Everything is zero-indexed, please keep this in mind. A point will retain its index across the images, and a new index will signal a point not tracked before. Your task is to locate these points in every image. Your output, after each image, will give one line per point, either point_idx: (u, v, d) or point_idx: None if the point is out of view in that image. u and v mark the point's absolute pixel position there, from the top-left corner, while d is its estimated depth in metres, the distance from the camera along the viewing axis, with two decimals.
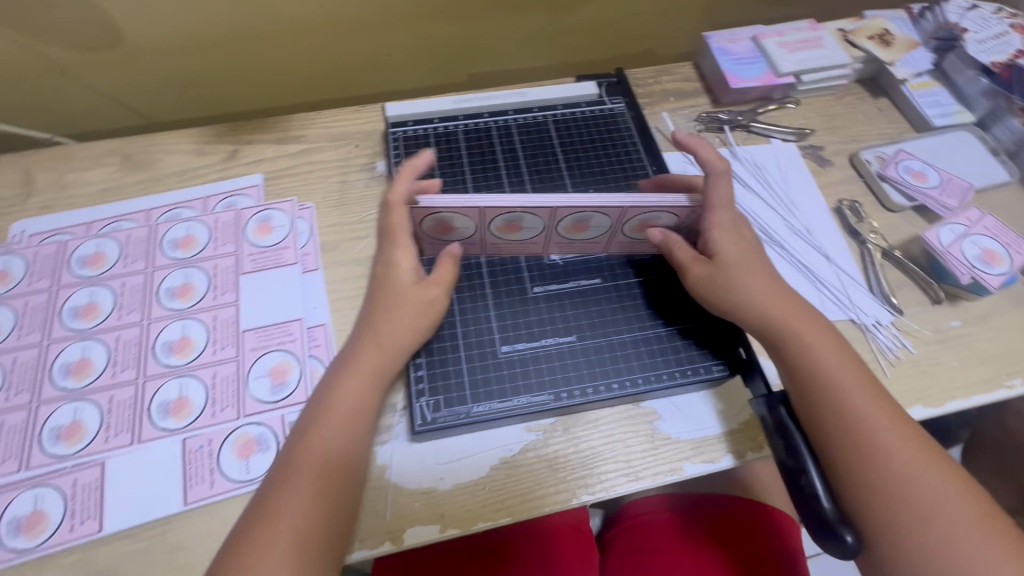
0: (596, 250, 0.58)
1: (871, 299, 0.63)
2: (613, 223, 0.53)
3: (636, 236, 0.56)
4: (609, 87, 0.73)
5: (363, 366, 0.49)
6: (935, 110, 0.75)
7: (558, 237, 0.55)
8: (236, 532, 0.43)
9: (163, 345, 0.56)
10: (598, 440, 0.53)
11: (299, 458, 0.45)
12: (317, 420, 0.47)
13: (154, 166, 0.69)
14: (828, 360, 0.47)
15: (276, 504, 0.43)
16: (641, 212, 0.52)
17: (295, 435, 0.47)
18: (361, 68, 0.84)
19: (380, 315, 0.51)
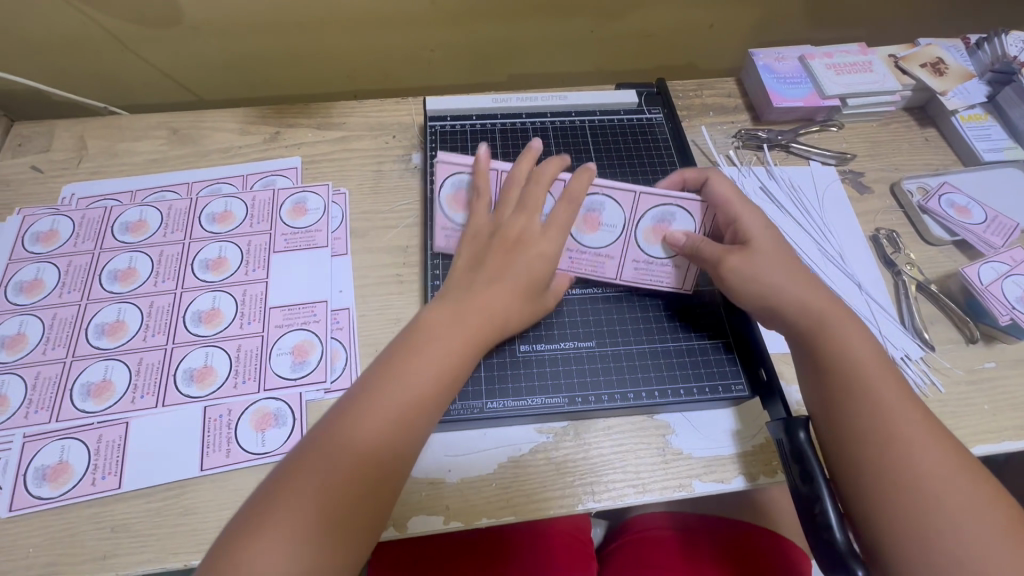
0: (608, 266, 0.56)
1: (901, 332, 0.61)
2: (625, 220, 0.55)
3: (651, 249, 0.55)
4: (649, 97, 0.73)
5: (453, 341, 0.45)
6: (986, 144, 0.73)
7: (568, 239, 0.55)
8: (265, 491, 0.39)
9: (193, 314, 0.58)
10: (608, 448, 0.53)
11: (369, 413, 0.41)
12: (395, 378, 0.43)
13: (200, 142, 0.71)
14: (864, 368, 0.45)
15: (323, 471, 0.39)
16: (654, 206, 0.54)
17: (366, 387, 0.43)
18: (405, 62, 0.85)
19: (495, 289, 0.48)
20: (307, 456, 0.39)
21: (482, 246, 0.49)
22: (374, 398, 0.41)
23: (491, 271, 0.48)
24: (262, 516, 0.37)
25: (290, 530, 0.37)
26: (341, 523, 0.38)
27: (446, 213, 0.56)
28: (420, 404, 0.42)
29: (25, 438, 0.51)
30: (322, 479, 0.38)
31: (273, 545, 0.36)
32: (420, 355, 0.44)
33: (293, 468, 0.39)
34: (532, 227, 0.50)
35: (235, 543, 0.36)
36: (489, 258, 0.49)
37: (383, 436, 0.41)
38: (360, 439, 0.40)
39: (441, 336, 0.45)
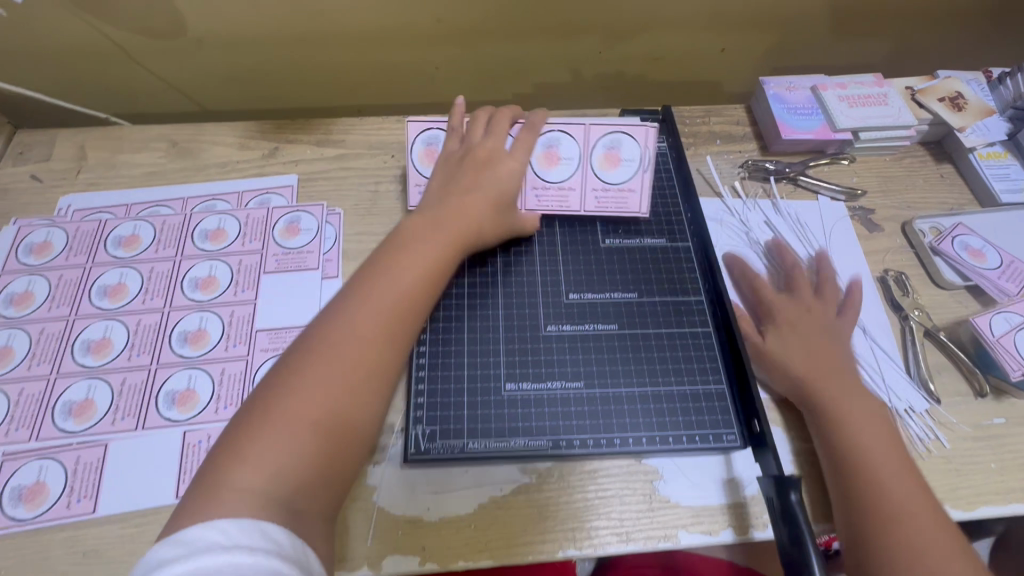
0: (572, 197, 0.62)
1: (906, 381, 0.59)
2: (579, 151, 0.61)
3: (607, 175, 0.62)
4: (653, 124, 0.71)
5: (420, 264, 0.48)
6: (1004, 184, 0.70)
7: (534, 176, 0.61)
8: (250, 405, 0.40)
9: (180, 334, 0.57)
10: (592, 493, 0.51)
11: (365, 296, 0.45)
12: (385, 272, 0.47)
13: (198, 155, 0.71)
14: (868, 442, 0.50)
15: (300, 384, 0.41)
16: (601, 135, 0.61)
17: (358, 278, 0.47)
18: (409, 78, 0.84)
19: (460, 213, 0.53)
20: (286, 377, 0.41)
21: (454, 166, 0.57)
22: (345, 317, 0.44)
23: (464, 184, 0.55)
24: (244, 433, 0.39)
25: (301, 409, 0.40)
26: (324, 435, 0.40)
27: (417, 167, 0.63)
28: (392, 319, 0.45)
29: (4, 456, 0.51)
30: (302, 391, 0.40)
31: (257, 458, 0.38)
32: (389, 278, 0.47)
33: (271, 385, 0.41)
34: (498, 152, 0.58)
35: (219, 461, 0.38)
36: (461, 174, 0.56)
37: (357, 348, 0.43)
38: (334, 352, 0.42)
39: (409, 261, 0.48)
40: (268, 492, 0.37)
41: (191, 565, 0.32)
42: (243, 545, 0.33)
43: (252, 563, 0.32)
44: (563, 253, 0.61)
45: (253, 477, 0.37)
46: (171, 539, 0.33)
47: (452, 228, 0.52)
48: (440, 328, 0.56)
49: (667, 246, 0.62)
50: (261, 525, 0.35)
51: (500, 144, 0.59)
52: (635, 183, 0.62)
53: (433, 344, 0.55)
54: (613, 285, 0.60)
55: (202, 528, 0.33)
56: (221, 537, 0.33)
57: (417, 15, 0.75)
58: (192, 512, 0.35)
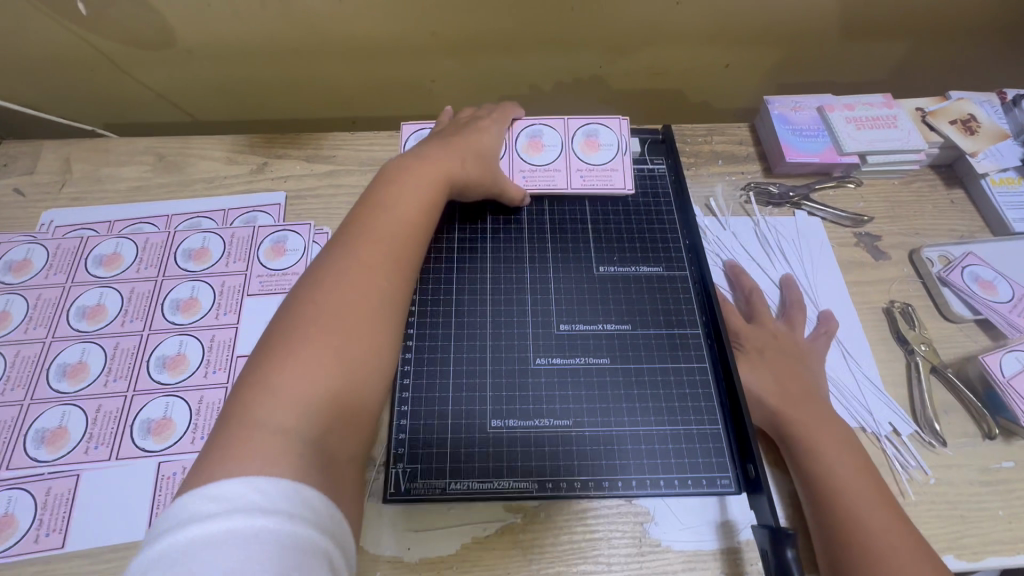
0: (558, 176, 0.64)
1: (889, 406, 0.57)
2: (562, 140, 0.66)
3: (590, 158, 0.65)
4: (653, 145, 0.69)
5: (417, 199, 0.49)
6: (1017, 213, 0.68)
7: (520, 161, 0.64)
8: (257, 351, 0.38)
9: (158, 359, 0.56)
10: (578, 534, 0.49)
11: (369, 225, 0.46)
12: (384, 205, 0.47)
13: (185, 170, 0.69)
14: (840, 471, 0.48)
15: (313, 317, 0.39)
16: (580, 126, 0.66)
17: (358, 213, 0.47)
18: (404, 91, 0.82)
19: (451, 159, 0.54)
20: (297, 313, 0.40)
21: (442, 131, 0.59)
22: (346, 251, 0.44)
23: (446, 136, 0.58)
24: (262, 370, 0.36)
25: (316, 343, 0.38)
26: (347, 365, 0.38)
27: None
28: (394, 250, 0.45)
29: None
30: (317, 322, 0.39)
31: (285, 392, 0.35)
32: (387, 214, 0.47)
33: (282, 324, 0.39)
34: (480, 123, 0.62)
35: (238, 405, 0.35)
36: (449, 133, 0.59)
37: (364, 276, 0.42)
38: (342, 282, 0.41)
39: (406, 198, 0.49)
40: (303, 430, 0.34)
41: (228, 525, 0.27)
42: (281, 510, 0.29)
43: (292, 532, 0.28)
44: (555, 278, 0.60)
45: (283, 416, 0.34)
46: (203, 491, 0.29)
47: (446, 170, 0.53)
48: (426, 353, 0.55)
49: (664, 275, 0.60)
50: (298, 485, 0.31)
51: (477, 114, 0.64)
52: (616, 165, 0.65)
53: (417, 376, 0.53)
54: (606, 316, 0.58)
55: (238, 484, 0.29)
56: (255, 496, 0.29)
57: (412, 28, 0.73)
58: (212, 465, 0.31)
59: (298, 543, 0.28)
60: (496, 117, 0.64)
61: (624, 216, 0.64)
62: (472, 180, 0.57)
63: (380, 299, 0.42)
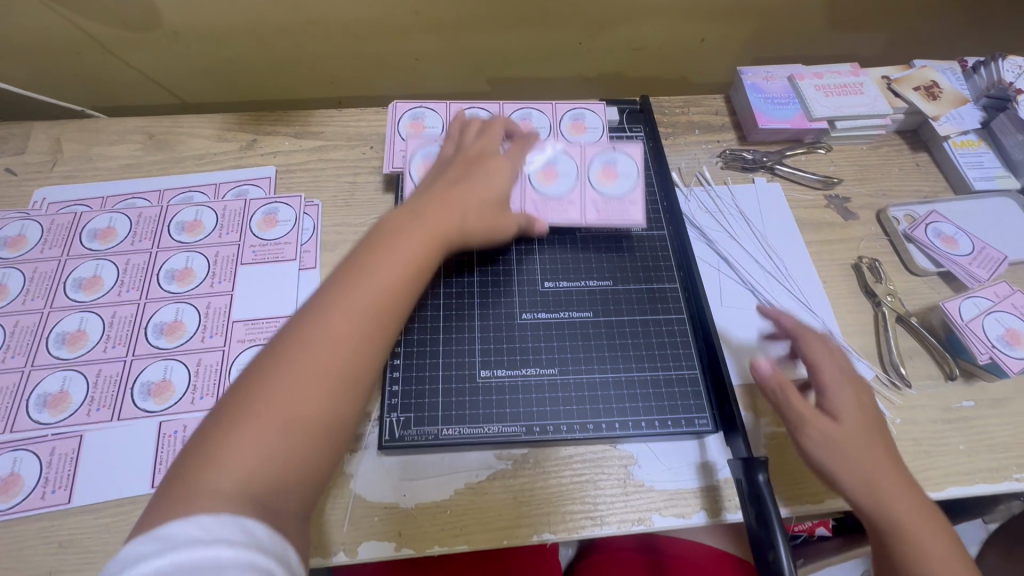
0: (573, 210, 0.61)
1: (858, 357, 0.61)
2: (578, 169, 0.63)
3: (606, 189, 0.62)
4: (631, 114, 0.72)
5: (409, 266, 0.43)
6: (977, 172, 0.71)
7: (531, 190, 0.61)
8: (225, 402, 0.37)
9: (155, 325, 0.57)
10: (567, 478, 0.52)
11: (361, 278, 0.41)
12: (377, 255, 0.43)
13: (175, 147, 0.70)
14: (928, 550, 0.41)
15: (276, 384, 0.37)
16: (598, 153, 0.63)
17: (354, 259, 0.43)
18: (390, 70, 0.84)
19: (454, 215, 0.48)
20: (269, 370, 0.37)
21: (449, 162, 0.55)
22: (322, 322, 0.39)
23: (454, 175, 0.52)
24: (222, 428, 0.35)
25: (273, 408, 0.36)
26: (301, 432, 0.36)
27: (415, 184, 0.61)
28: (377, 311, 0.41)
29: None
30: (279, 387, 0.37)
31: (235, 457, 0.34)
32: (380, 267, 0.42)
33: (251, 377, 0.37)
34: (493, 151, 0.56)
35: (193, 460, 0.35)
36: (454, 167, 0.54)
37: (338, 342, 0.39)
38: (310, 356, 0.38)
39: (397, 259, 0.43)
40: (241, 495, 0.33)
41: (170, 559, 0.29)
42: (221, 542, 0.30)
43: (232, 556, 0.30)
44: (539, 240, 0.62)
45: (230, 480, 0.34)
46: (149, 533, 0.31)
47: (446, 231, 0.47)
48: (415, 347, 0.55)
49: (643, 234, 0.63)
50: (242, 519, 0.32)
51: (491, 144, 0.57)
52: (634, 196, 0.62)
53: (408, 334, 0.56)
54: (588, 273, 0.60)
55: (182, 523, 0.31)
56: (198, 531, 0.31)
57: (394, 7, 0.74)
58: (161, 510, 0.32)
59: (239, 563, 0.30)
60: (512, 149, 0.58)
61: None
62: (479, 229, 0.51)
63: (346, 376, 0.38)
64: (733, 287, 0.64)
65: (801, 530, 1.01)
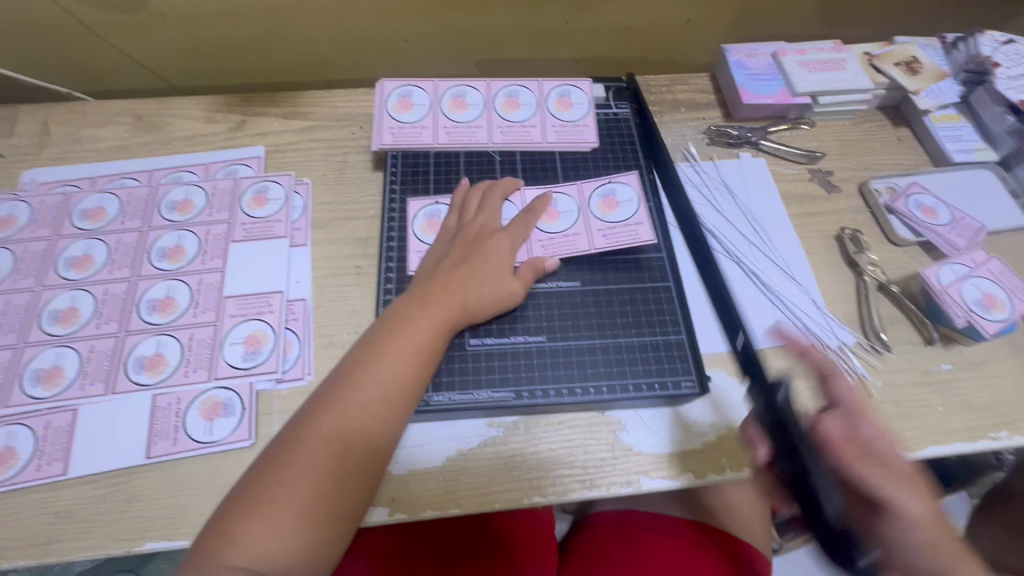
0: (581, 241, 0.60)
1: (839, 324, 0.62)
2: (577, 204, 0.63)
3: (609, 217, 0.62)
4: (617, 91, 0.73)
5: (404, 359, 0.48)
6: (957, 145, 0.72)
7: (498, 118, 0.68)
8: (249, 478, 0.43)
9: (147, 302, 0.58)
10: (557, 443, 0.53)
11: (370, 366, 0.47)
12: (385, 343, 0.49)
13: (164, 129, 0.71)
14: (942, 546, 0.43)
15: (289, 477, 0.42)
16: (594, 187, 0.63)
17: (367, 344, 0.50)
18: (378, 52, 0.85)
19: (448, 302, 0.52)
20: (286, 453, 0.43)
21: (451, 241, 0.58)
22: (336, 410, 0.45)
23: (455, 258, 0.56)
24: (246, 504, 0.41)
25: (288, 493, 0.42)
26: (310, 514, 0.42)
27: (418, 236, 0.62)
28: (383, 398, 0.46)
29: None
30: (286, 477, 0.42)
31: (253, 536, 0.40)
32: (388, 355, 0.48)
33: (266, 464, 0.43)
34: (491, 226, 0.59)
35: (218, 534, 0.40)
36: (456, 246, 0.57)
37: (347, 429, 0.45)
38: (319, 451, 0.43)
39: (395, 353, 0.49)
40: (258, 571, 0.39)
41: None
42: None
43: None
44: None
45: (243, 559, 0.39)
46: None
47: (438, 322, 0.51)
48: None
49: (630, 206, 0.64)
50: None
51: (492, 220, 0.59)
52: (587, 121, 0.69)
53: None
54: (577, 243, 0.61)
55: None
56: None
57: None
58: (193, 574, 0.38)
59: None
60: (515, 226, 0.59)
61: (593, 158, 0.68)
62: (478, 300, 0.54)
63: (342, 467, 0.44)
64: (719, 258, 0.65)
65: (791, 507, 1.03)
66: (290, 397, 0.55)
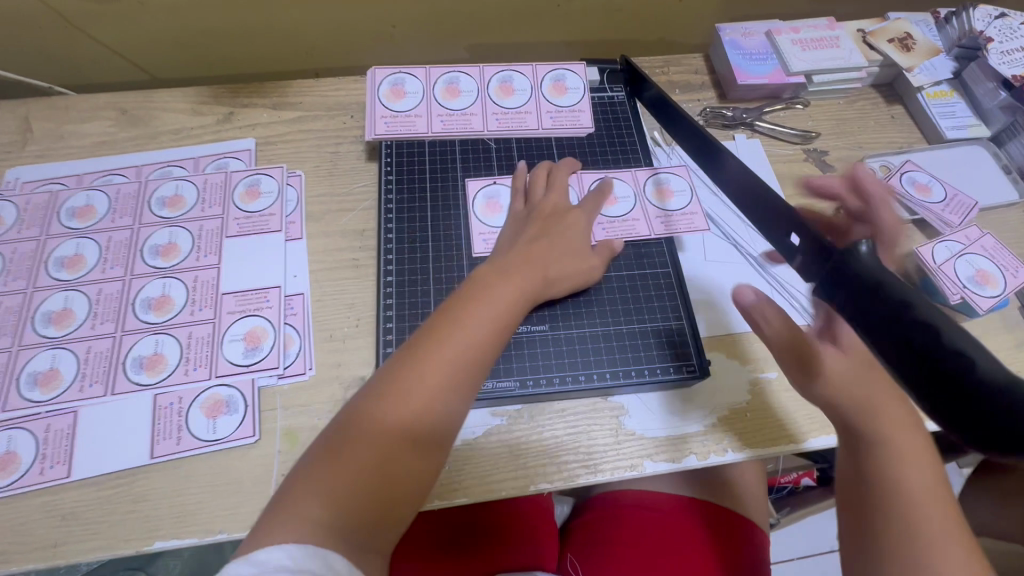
0: (639, 227, 0.62)
1: None
2: (634, 191, 0.64)
3: (665, 206, 0.64)
4: (611, 74, 0.72)
5: (491, 324, 0.46)
6: (949, 121, 0.73)
7: (492, 104, 0.67)
8: (328, 434, 0.41)
9: (143, 301, 0.57)
10: (561, 431, 0.54)
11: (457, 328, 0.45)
12: (471, 305, 0.47)
13: (149, 123, 0.69)
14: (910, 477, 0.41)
15: (377, 425, 0.41)
16: (650, 176, 0.65)
17: (456, 302, 0.48)
18: (367, 40, 0.83)
19: (530, 273, 0.52)
20: (370, 408, 0.41)
21: (522, 220, 0.57)
22: (426, 368, 0.43)
23: (532, 233, 0.55)
24: (321, 458, 0.39)
25: (372, 447, 0.40)
26: (388, 471, 0.40)
27: (481, 220, 0.62)
28: (472, 363, 0.44)
29: None
30: (370, 430, 0.40)
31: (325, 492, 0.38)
32: (474, 317, 0.46)
33: (350, 416, 0.41)
34: (562, 205, 0.59)
35: (291, 489, 0.38)
36: (531, 224, 0.56)
37: (436, 392, 0.42)
38: (407, 407, 0.41)
39: (484, 319, 0.46)
40: (332, 524, 0.37)
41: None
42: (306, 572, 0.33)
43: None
44: None
45: (320, 511, 0.37)
46: (246, 558, 0.34)
47: (521, 291, 0.50)
48: (406, 314, 0.57)
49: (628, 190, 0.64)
50: (325, 551, 0.35)
51: (563, 198, 0.59)
52: (583, 106, 0.68)
53: (400, 309, 0.58)
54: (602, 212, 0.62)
55: (273, 550, 0.34)
56: (286, 560, 0.34)
57: None
58: (262, 532, 0.36)
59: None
60: (587, 203, 0.60)
61: (589, 143, 0.67)
62: (559, 274, 0.54)
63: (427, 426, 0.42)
64: (715, 240, 0.65)
65: (787, 482, 1.05)
66: (293, 392, 0.54)
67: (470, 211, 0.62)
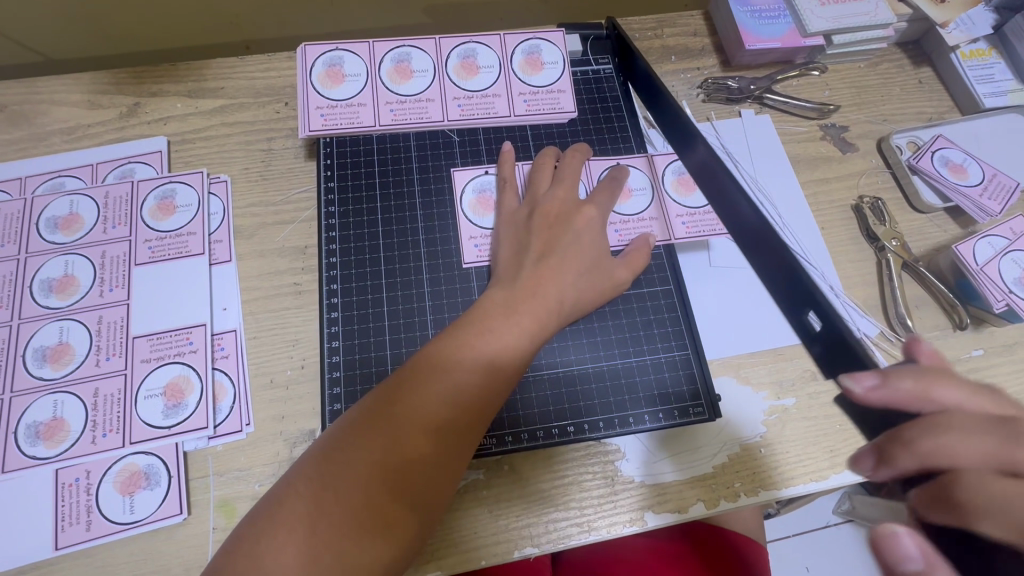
0: (654, 230, 0.53)
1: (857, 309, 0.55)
2: (650, 180, 0.54)
3: (686, 201, 0.53)
4: (595, 43, 0.60)
5: (489, 358, 0.40)
6: (987, 87, 0.62)
7: (452, 86, 0.55)
8: (287, 489, 0.35)
9: (36, 351, 0.47)
10: (549, 483, 0.46)
11: (450, 362, 0.39)
12: (470, 336, 0.41)
13: (34, 121, 0.56)
14: None
15: (349, 478, 0.35)
16: (669, 163, 0.55)
17: (452, 333, 0.41)
18: (305, 3, 0.69)
19: (535, 308, 0.43)
20: (343, 458, 0.35)
21: (521, 227, 0.48)
22: (411, 411, 0.37)
23: (537, 246, 0.46)
24: (280, 520, 0.33)
25: (339, 502, 0.34)
26: (360, 532, 0.34)
27: (471, 220, 0.52)
28: (467, 406, 0.39)
29: None
30: (340, 481, 0.35)
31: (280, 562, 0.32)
32: (470, 350, 0.40)
33: (316, 465, 0.36)
34: (569, 203, 0.49)
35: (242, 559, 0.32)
36: (532, 237, 0.47)
37: (423, 440, 0.37)
38: (388, 456, 0.36)
39: (481, 354, 0.40)
40: None
41: None
42: None
43: None
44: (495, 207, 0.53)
45: None
46: None
47: (525, 332, 0.42)
48: (358, 356, 0.48)
49: None
50: None
51: (570, 193, 0.50)
52: (563, 84, 0.57)
53: (349, 352, 0.48)
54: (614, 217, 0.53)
55: None
56: None
57: None
58: None
59: None
60: (601, 196, 0.50)
61: (572, 131, 0.57)
62: (576, 291, 0.46)
63: (412, 480, 0.36)
64: (723, 241, 0.55)
65: None
66: (227, 454, 0.46)
67: (457, 206, 0.53)
